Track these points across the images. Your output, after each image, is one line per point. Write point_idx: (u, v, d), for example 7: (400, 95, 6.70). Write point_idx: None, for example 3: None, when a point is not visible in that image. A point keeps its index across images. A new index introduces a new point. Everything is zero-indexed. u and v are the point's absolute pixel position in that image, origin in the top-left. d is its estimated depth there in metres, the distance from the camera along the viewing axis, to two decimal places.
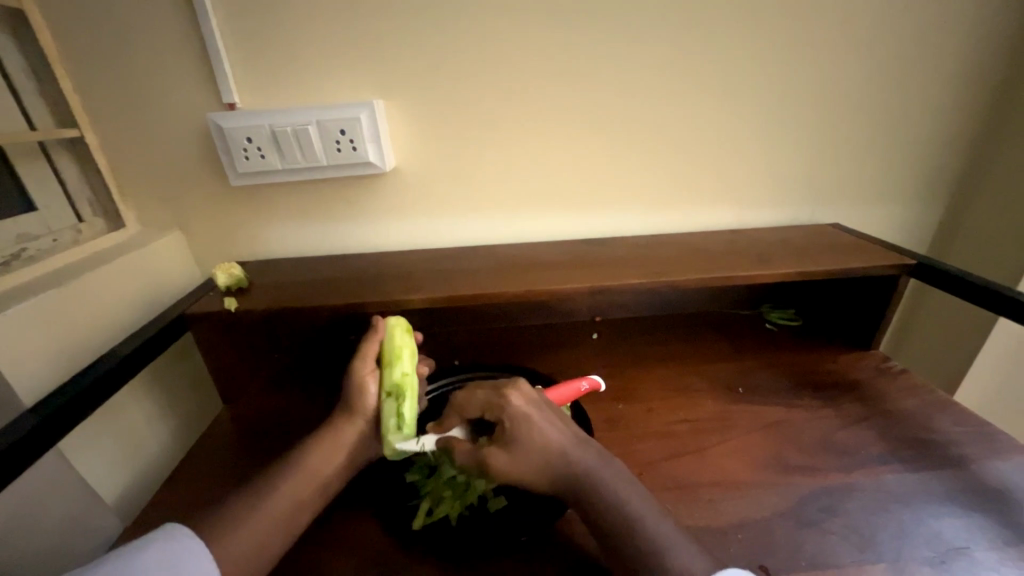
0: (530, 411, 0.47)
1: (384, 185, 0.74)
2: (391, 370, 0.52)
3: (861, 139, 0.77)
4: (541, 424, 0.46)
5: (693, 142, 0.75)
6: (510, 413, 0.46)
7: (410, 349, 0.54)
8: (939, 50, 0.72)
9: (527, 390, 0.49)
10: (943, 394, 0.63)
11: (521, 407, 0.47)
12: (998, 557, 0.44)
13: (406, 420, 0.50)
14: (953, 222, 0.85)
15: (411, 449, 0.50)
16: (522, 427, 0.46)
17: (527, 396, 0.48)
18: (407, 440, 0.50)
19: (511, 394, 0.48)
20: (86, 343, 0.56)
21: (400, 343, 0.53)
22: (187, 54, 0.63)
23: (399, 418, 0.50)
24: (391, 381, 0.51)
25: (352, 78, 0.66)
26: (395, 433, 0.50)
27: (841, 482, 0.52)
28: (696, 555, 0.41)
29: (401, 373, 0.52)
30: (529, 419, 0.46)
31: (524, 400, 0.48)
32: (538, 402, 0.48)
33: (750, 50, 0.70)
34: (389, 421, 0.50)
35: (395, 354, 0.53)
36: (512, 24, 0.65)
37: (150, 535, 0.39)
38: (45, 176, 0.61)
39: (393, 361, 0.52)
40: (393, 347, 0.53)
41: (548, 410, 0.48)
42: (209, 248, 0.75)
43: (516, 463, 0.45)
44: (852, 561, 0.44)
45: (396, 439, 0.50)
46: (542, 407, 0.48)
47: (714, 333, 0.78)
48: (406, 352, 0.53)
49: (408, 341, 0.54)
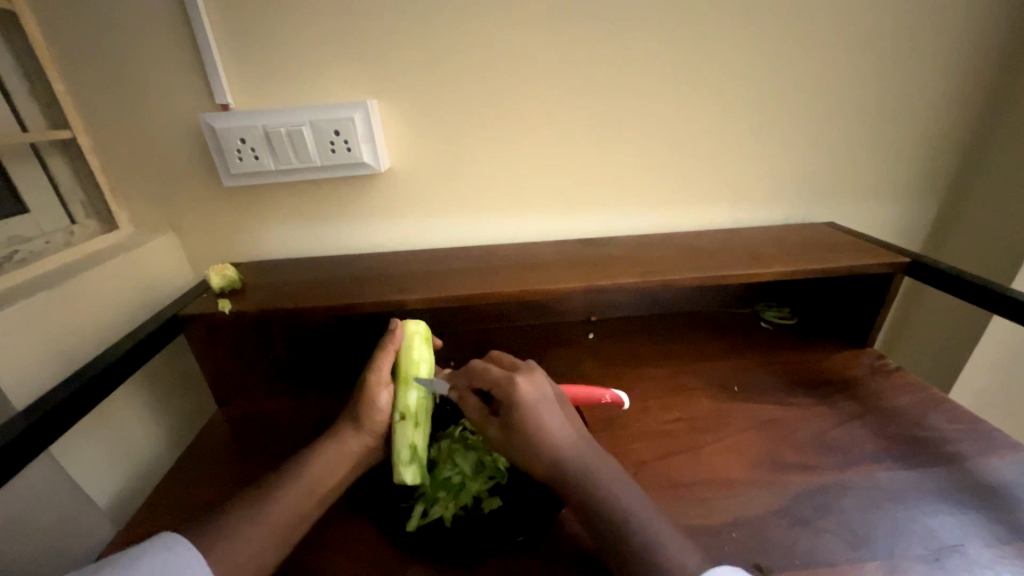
0: (536, 401, 0.47)
1: (379, 185, 0.74)
2: (406, 390, 0.53)
3: (855, 137, 0.78)
4: (546, 414, 0.47)
5: (688, 142, 0.75)
6: (517, 399, 0.47)
7: (425, 366, 0.56)
8: (933, 49, 0.72)
9: (539, 378, 0.50)
10: (938, 391, 0.64)
11: (528, 397, 0.47)
12: (992, 555, 0.44)
13: (418, 450, 0.51)
14: (946, 217, 0.85)
15: (419, 480, 0.50)
16: (523, 413, 0.46)
17: (538, 387, 0.49)
18: (416, 472, 0.50)
19: (521, 380, 0.48)
20: (79, 345, 0.56)
21: (416, 359, 0.55)
22: (180, 56, 0.63)
23: (412, 447, 0.51)
24: (405, 403, 0.53)
25: (347, 78, 0.66)
26: (406, 463, 0.50)
27: (836, 479, 0.52)
28: (691, 552, 0.41)
29: (415, 395, 0.54)
30: (534, 409, 0.47)
31: (533, 390, 0.48)
32: (547, 393, 0.49)
33: (744, 49, 0.70)
34: (401, 448, 0.50)
35: (411, 370, 0.55)
36: (506, 25, 0.65)
37: (144, 543, 0.39)
38: (36, 177, 0.60)
39: (409, 380, 0.54)
40: (410, 362, 0.55)
41: (556, 405, 0.49)
42: (203, 249, 0.75)
43: (510, 442, 0.47)
44: (846, 559, 0.44)
45: (406, 470, 0.50)
46: (549, 402, 0.48)
47: (709, 331, 0.78)
48: (421, 371, 0.55)
49: (424, 356, 0.56)
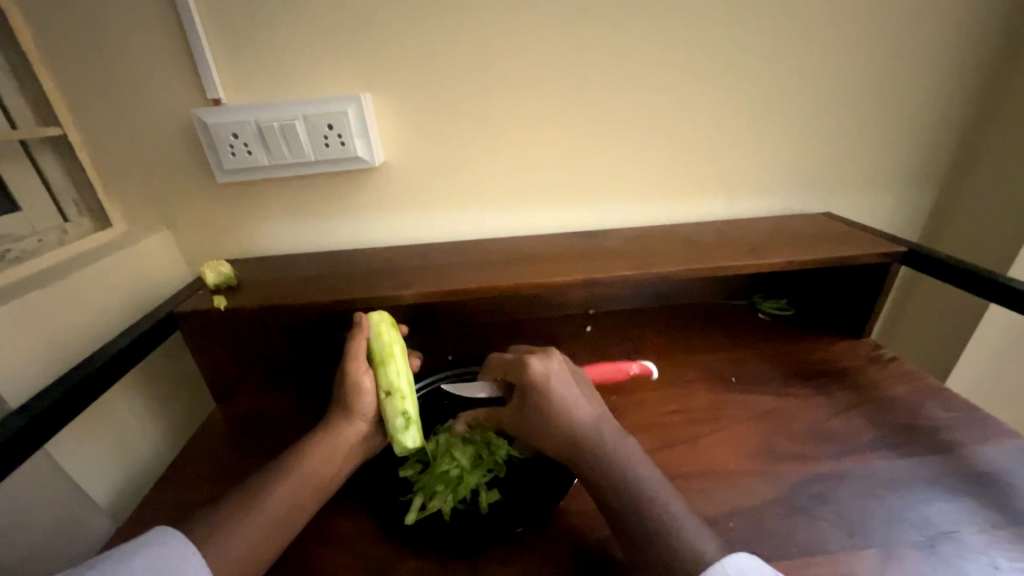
0: (548, 380, 0.48)
1: (374, 180, 0.73)
2: (386, 370, 0.52)
3: (852, 126, 0.77)
4: (562, 389, 0.48)
5: (683, 133, 0.75)
6: (530, 380, 0.48)
7: (399, 345, 0.54)
8: (931, 37, 0.72)
9: (557, 358, 0.51)
10: (933, 380, 0.64)
11: (541, 378, 0.48)
12: (986, 540, 0.45)
13: (412, 416, 0.51)
14: (943, 207, 0.85)
15: (420, 442, 0.51)
16: (535, 392, 0.48)
17: (552, 367, 0.50)
18: (415, 436, 0.51)
19: (533, 360, 0.50)
20: (73, 344, 0.56)
21: (388, 340, 0.53)
22: (169, 50, 0.62)
23: (405, 415, 0.51)
24: (389, 381, 0.52)
25: (339, 72, 0.66)
26: (403, 430, 0.50)
27: (832, 468, 0.52)
28: (708, 538, 0.40)
29: (397, 372, 0.52)
30: (549, 387, 0.48)
31: (546, 369, 0.49)
32: (561, 372, 0.50)
33: (740, 38, 0.69)
34: (395, 418, 0.51)
35: (386, 353, 0.53)
36: (501, 15, 0.65)
37: (139, 538, 0.39)
38: (27, 176, 0.60)
39: (385, 361, 0.52)
40: (381, 346, 0.53)
41: (573, 383, 0.50)
42: (197, 246, 0.75)
43: (528, 425, 0.49)
44: (841, 548, 0.44)
45: (406, 436, 0.51)
46: (564, 380, 0.49)
47: (706, 323, 0.78)
48: (397, 349, 0.53)
49: (394, 336, 0.55)
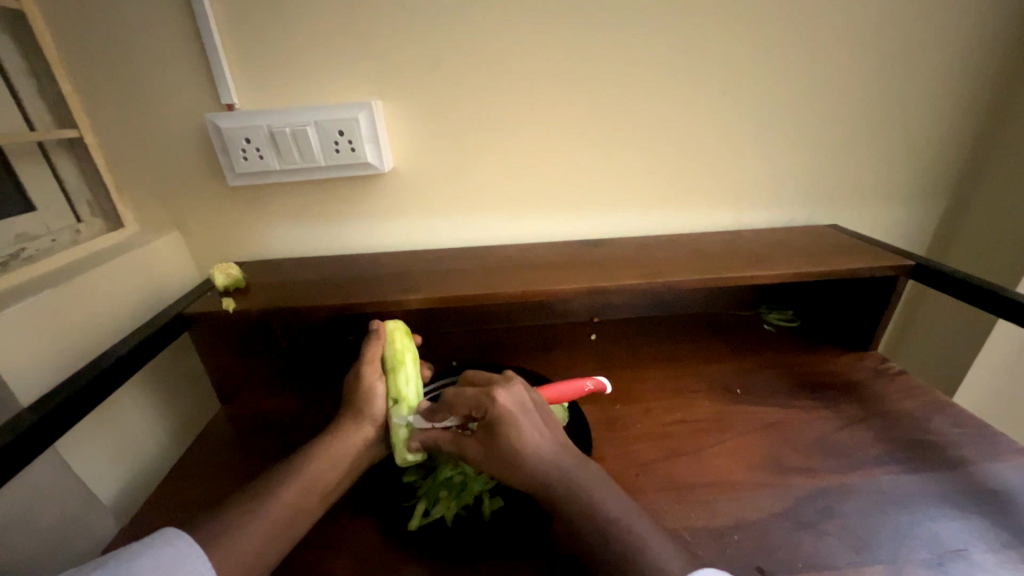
0: (517, 412, 0.46)
1: (383, 185, 0.74)
2: (396, 377, 0.54)
3: (859, 139, 0.77)
4: (528, 425, 0.46)
5: (690, 143, 0.75)
6: (498, 415, 0.45)
7: (411, 354, 0.56)
8: (939, 51, 0.72)
9: (519, 389, 0.48)
10: (942, 394, 0.63)
11: (509, 412, 0.46)
12: (996, 559, 0.44)
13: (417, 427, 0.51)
14: (952, 220, 0.85)
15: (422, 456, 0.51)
16: (508, 427, 0.45)
17: (516, 398, 0.47)
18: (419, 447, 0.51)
19: (498, 393, 0.47)
20: (83, 344, 0.56)
21: (400, 348, 0.56)
22: (185, 55, 0.63)
23: (409, 425, 0.51)
24: (397, 389, 0.53)
25: (351, 77, 0.66)
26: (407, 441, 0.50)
27: (839, 483, 0.51)
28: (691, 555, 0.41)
29: (406, 380, 0.54)
30: (517, 421, 0.45)
31: (513, 400, 0.47)
32: (526, 402, 0.48)
33: (747, 50, 0.70)
34: (398, 428, 0.51)
35: (398, 361, 0.55)
36: (512, 24, 0.66)
37: (144, 539, 0.39)
38: (43, 176, 0.61)
39: (396, 368, 0.54)
40: (394, 354, 0.55)
41: (536, 414, 0.47)
42: (207, 249, 0.76)
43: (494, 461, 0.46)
44: (848, 563, 0.44)
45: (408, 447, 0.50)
46: (529, 412, 0.47)
47: (711, 333, 0.78)
48: (408, 357, 0.55)
49: (407, 346, 0.57)
